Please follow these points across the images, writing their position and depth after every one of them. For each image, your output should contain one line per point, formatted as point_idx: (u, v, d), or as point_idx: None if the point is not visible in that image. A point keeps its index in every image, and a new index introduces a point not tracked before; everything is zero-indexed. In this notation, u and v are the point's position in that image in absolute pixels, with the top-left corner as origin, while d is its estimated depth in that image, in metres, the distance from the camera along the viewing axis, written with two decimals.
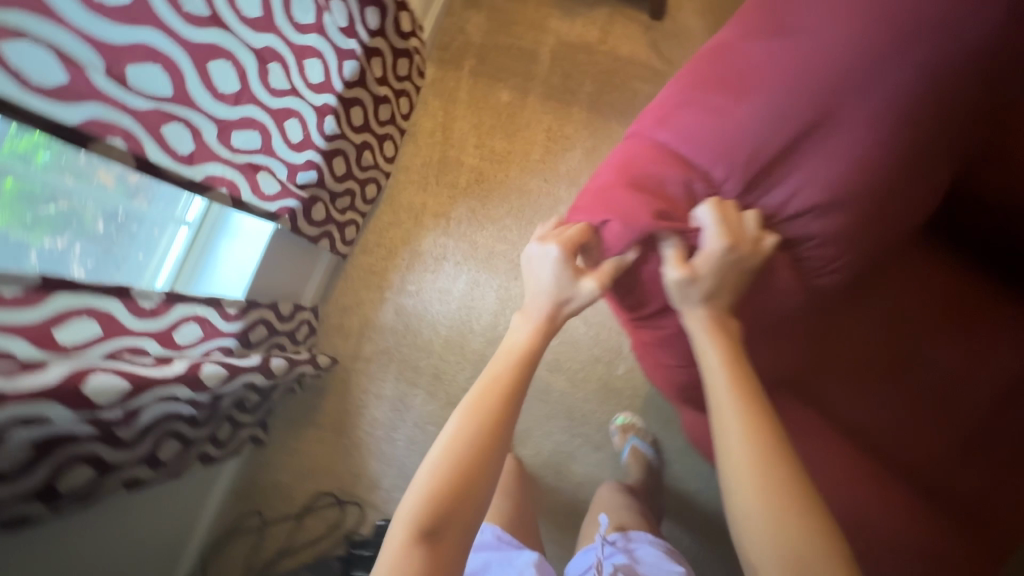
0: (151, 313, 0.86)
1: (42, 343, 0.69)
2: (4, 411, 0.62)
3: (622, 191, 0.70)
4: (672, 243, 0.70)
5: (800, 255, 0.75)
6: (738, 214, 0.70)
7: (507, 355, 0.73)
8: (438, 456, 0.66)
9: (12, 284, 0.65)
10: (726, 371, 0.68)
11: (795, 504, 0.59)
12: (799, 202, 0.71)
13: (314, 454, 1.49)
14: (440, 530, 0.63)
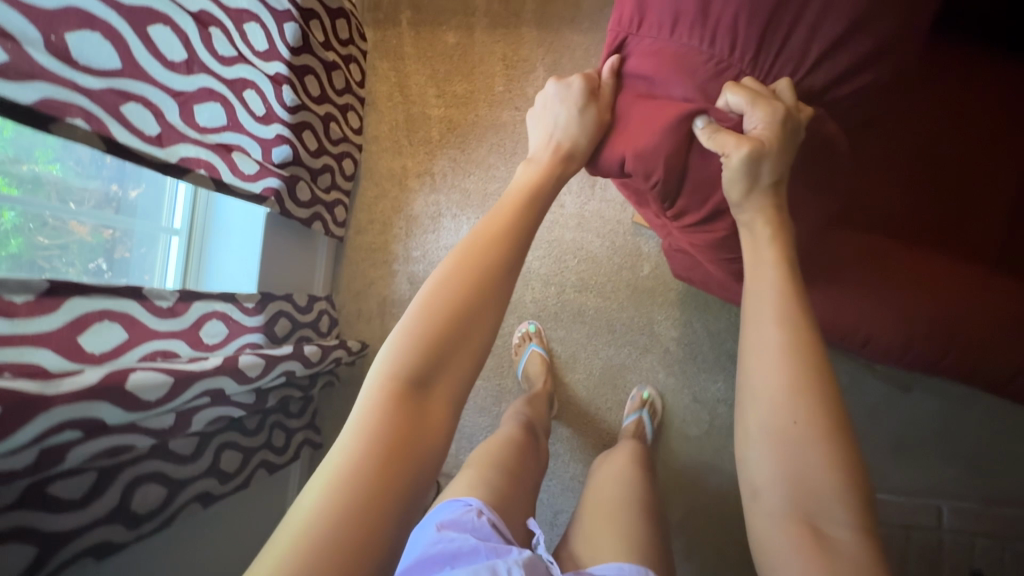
0: (170, 313, 0.83)
1: (67, 352, 0.65)
2: (53, 417, 0.58)
3: (644, 113, 0.63)
4: (711, 136, 0.60)
5: (831, 100, 0.63)
6: (764, 87, 0.60)
7: (510, 200, 0.65)
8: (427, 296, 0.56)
9: (21, 293, 0.61)
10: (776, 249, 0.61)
11: (809, 379, 0.52)
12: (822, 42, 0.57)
13: None
14: (433, 380, 0.53)
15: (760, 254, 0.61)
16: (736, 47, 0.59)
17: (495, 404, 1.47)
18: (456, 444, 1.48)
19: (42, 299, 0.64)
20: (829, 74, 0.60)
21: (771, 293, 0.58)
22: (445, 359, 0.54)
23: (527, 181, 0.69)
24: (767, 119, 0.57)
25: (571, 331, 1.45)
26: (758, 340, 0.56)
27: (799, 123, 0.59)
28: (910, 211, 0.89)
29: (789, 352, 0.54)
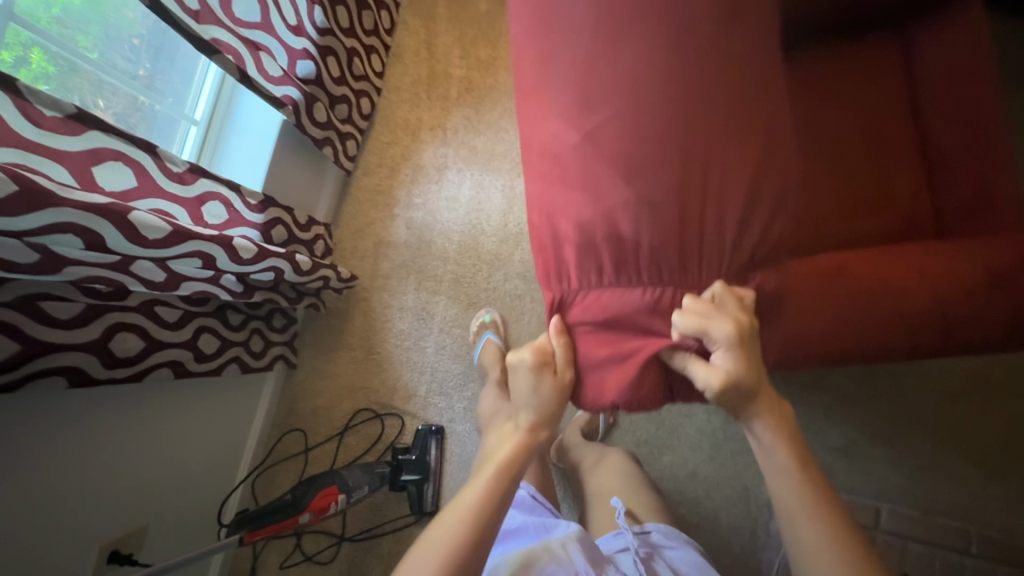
0: (177, 178, 0.88)
1: (80, 176, 0.71)
2: (62, 215, 0.63)
3: (613, 360, 0.70)
4: (688, 362, 0.69)
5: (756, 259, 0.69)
6: (706, 302, 0.66)
7: (501, 464, 0.77)
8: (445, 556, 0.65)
9: (51, 109, 0.67)
10: (786, 454, 0.70)
11: (824, 512, 0.67)
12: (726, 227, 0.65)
13: (348, 375, 1.51)
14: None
15: (776, 461, 0.70)
16: (663, 272, 0.67)
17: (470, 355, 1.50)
18: (426, 391, 1.48)
19: (67, 122, 0.69)
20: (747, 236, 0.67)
21: (791, 493, 0.68)
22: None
23: (511, 452, 0.79)
24: (725, 342, 0.65)
25: None
26: (805, 530, 0.66)
27: (751, 325, 0.66)
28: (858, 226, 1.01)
29: (832, 536, 0.65)
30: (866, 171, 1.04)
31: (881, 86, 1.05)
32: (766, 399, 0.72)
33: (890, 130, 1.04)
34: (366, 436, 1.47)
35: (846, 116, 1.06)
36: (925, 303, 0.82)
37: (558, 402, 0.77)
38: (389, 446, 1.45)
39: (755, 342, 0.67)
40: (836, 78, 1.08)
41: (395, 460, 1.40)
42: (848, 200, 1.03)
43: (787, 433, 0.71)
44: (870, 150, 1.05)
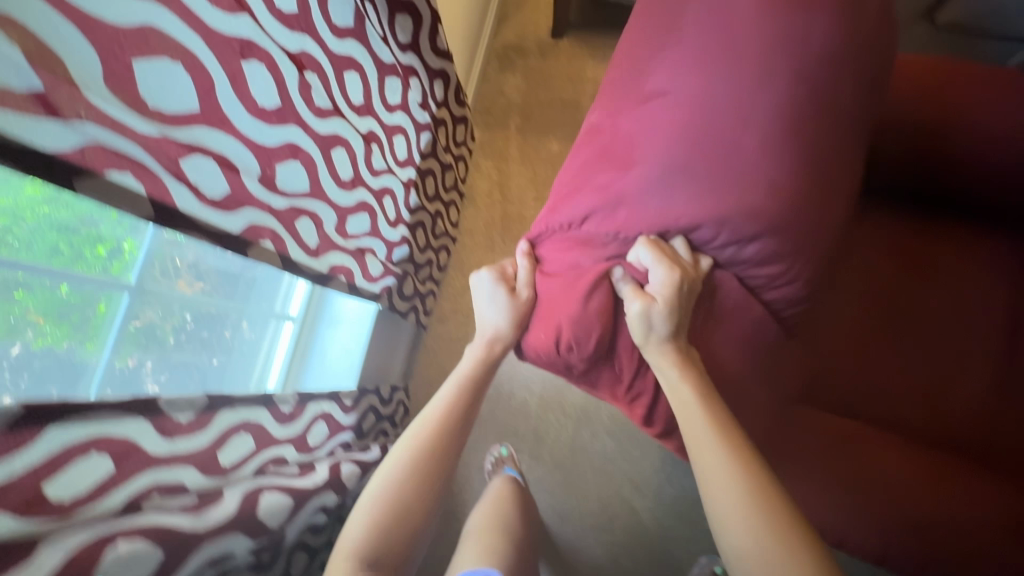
0: (289, 417, 0.82)
1: (206, 468, 0.64)
2: (201, 554, 0.59)
3: (560, 286, 0.71)
4: (622, 283, 0.69)
5: (742, 276, 0.72)
6: (670, 249, 0.68)
7: (446, 401, 0.74)
8: (369, 509, 0.65)
9: (184, 411, 0.60)
10: (693, 390, 0.63)
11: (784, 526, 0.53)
12: (726, 235, 0.68)
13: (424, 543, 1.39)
14: (384, 553, 0.63)
15: (683, 396, 0.63)
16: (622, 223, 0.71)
17: (559, 520, 1.37)
18: None
19: (201, 414, 0.63)
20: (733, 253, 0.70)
21: (702, 421, 0.61)
22: (395, 534, 0.64)
23: (469, 373, 0.77)
24: (668, 278, 0.64)
25: (648, 453, 1.38)
26: (712, 462, 0.58)
27: (694, 282, 0.67)
28: (900, 390, 0.87)
29: (742, 472, 0.57)
30: (914, 328, 0.90)
31: (953, 261, 0.93)
32: (691, 360, 0.67)
33: (946, 304, 0.91)
34: None
35: (907, 257, 0.95)
36: (921, 509, 0.72)
37: (513, 324, 0.75)
38: None
39: (691, 297, 0.68)
40: (899, 231, 0.97)
41: None
42: (891, 347, 0.90)
43: (694, 370, 0.66)
44: (924, 304, 0.91)
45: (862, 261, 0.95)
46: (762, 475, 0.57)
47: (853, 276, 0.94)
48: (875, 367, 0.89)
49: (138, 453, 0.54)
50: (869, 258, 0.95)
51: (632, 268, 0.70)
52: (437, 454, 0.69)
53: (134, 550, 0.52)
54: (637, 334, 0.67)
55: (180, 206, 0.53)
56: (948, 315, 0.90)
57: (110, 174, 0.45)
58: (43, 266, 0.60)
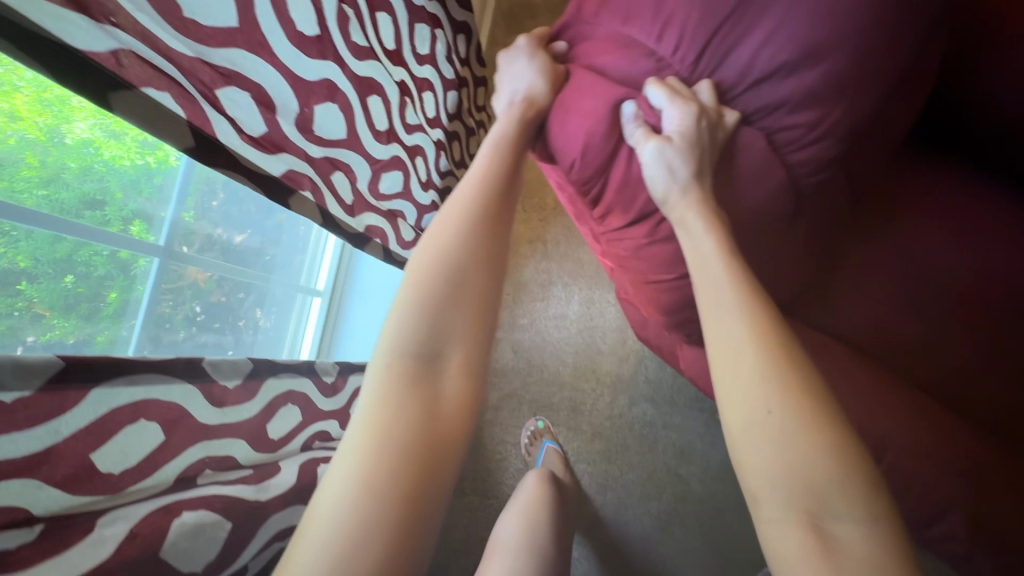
0: (333, 389, 0.78)
1: (256, 440, 0.64)
2: (265, 529, 0.61)
3: (564, 106, 0.62)
4: (633, 118, 0.59)
5: (772, 135, 0.59)
6: (689, 89, 0.58)
7: (474, 182, 0.55)
8: (415, 316, 0.45)
9: (229, 377, 0.60)
10: (717, 243, 0.53)
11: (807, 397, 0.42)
12: (766, 56, 0.54)
13: (464, 525, 1.36)
14: (441, 356, 0.46)
15: (704, 251, 0.53)
16: (662, 36, 0.59)
17: (601, 492, 1.33)
18: None
19: (246, 382, 0.62)
20: (770, 95, 0.57)
21: (726, 283, 0.50)
22: (450, 333, 0.46)
23: (491, 156, 0.58)
24: (683, 109, 0.55)
25: (693, 419, 1.32)
26: (728, 344, 0.46)
27: (717, 125, 0.56)
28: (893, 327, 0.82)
29: (771, 344, 0.45)
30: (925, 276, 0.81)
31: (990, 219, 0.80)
32: (711, 199, 0.57)
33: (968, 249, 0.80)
34: None
35: (928, 190, 0.83)
36: None
37: (549, 87, 0.63)
38: None
39: (711, 146, 0.57)
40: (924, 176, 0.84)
41: None
42: (894, 281, 0.83)
43: (716, 210, 0.56)
44: (944, 257, 0.81)
45: (886, 189, 0.83)
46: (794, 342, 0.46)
47: (872, 207, 0.83)
48: (873, 299, 0.83)
49: (187, 420, 0.54)
50: (891, 192, 0.83)
51: (645, 107, 0.59)
52: (493, 229, 0.52)
53: (198, 519, 0.53)
54: (662, 180, 0.57)
55: (222, 139, 0.47)
56: (974, 268, 0.79)
57: (147, 90, 0.39)
58: (48, 258, 0.61)
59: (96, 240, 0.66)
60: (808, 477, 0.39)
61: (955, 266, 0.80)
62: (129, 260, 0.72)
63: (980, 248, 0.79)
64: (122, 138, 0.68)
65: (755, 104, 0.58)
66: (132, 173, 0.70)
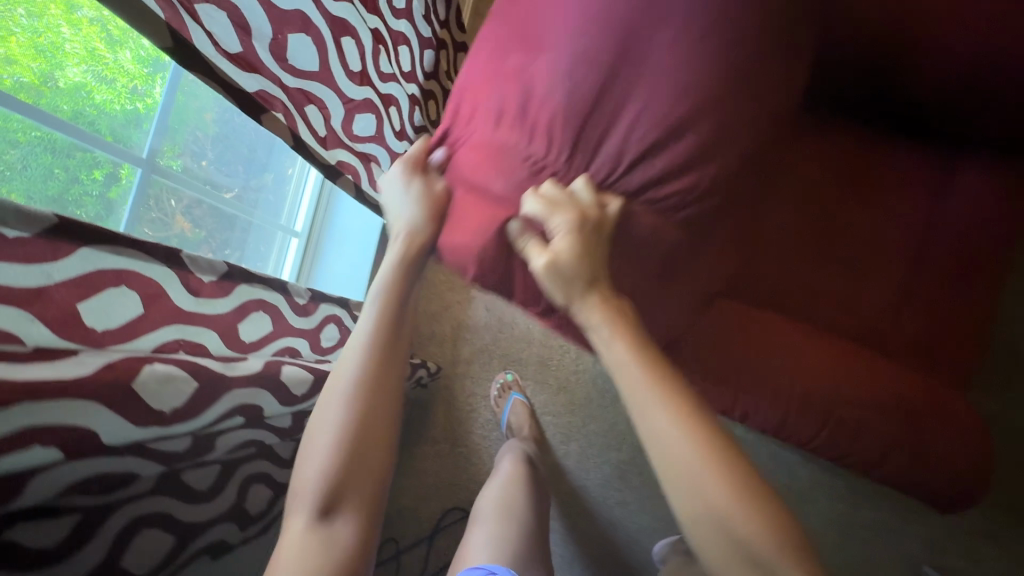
0: (302, 309, 0.84)
1: (227, 336, 0.68)
2: (224, 402, 0.61)
3: (467, 208, 0.65)
4: (518, 227, 0.61)
5: (657, 200, 0.60)
6: (567, 191, 0.58)
7: (362, 342, 0.64)
8: (315, 489, 0.60)
9: (207, 272, 0.66)
10: (627, 349, 0.55)
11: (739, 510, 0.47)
12: (628, 148, 0.57)
13: (434, 470, 1.43)
14: (338, 509, 0.60)
15: (617, 356, 0.55)
16: (530, 134, 0.60)
17: (564, 442, 1.40)
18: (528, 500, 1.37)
19: (220, 281, 0.68)
20: (646, 175, 0.58)
21: (648, 400, 0.52)
22: (348, 486, 0.61)
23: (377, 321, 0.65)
24: (564, 228, 0.56)
25: None
26: (682, 462, 0.49)
27: (603, 227, 0.57)
28: (814, 280, 0.92)
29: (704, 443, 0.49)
30: (839, 231, 0.94)
31: (884, 180, 0.93)
32: (615, 305, 0.58)
33: (865, 203, 0.94)
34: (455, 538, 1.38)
35: (829, 159, 0.95)
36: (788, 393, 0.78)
37: (426, 214, 0.67)
38: None
39: (600, 243, 0.58)
40: (822, 144, 0.95)
41: None
42: (805, 236, 0.94)
43: (625, 322, 0.57)
44: (848, 216, 0.94)
45: (794, 157, 0.94)
46: (719, 434, 0.50)
47: (782, 174, 0.94)
48: (791, 254, 0.93)
49: (163, 298, 0.60)
50: (798, 157, 0.95)
51: (528, 219, 0.60)
52: (385, 384, 0.63)
53: (167, 370, 0.55)
54: (561, 293, 0.58)
55: (199, 47, 0.54)
56: (875, 220, 0.93)
57: None
58: (44, 185, 0.68)
59: (88, 178, 0.74)
60: (759, 559, 0.46)
61: (861, 221, 0.93)
62: (116, 202, 0.80)
63: (877, 201, 0.93)
64: (114, 84, 0.75)
65: (632, 185, 0.59)
66: (122, 118, 0.77)
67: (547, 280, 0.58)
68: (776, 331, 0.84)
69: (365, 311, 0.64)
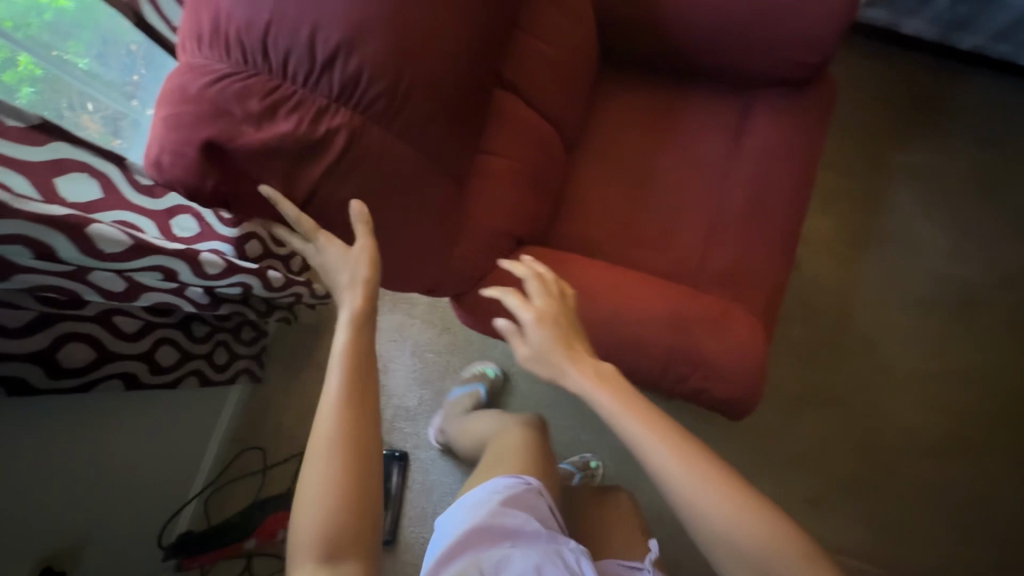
0: (146, 190, 0.86)
1: (41, 187, 0.71)
2: (5, 225, 0.63)
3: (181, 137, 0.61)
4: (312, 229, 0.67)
5: (363, 104, 0.67)
6: (528, 269, 0.78)
7: (340, 392, 0.66)
8: (318, 536, 0.62)
9: (14, 119, 0.69)
10: (610, 400, 0.72)
11: (750, 509, 0.66)
12: (320, 45, 0.62)
13: (315, 393, 1.47)
14: (342, 557, 0.63)
15: (607, 412, 0.72)
16: (246, 56, 0.62)
17: (440, 379, 1.48)
18: (395, 424, 1.46)
19: (31, 131, 0.71)
20: (344, 72, 0.64)
21: (641, 438, 0.70)
22: (349, 537, 0.63)
23: (344, 382, 0.67)
24: (524, 305, 0.75)
25: None
26: (691, 489, 0.67)
27: (568, 299, 0.79)
28: (633, 212, 1.09)
29: (727, 500, 0.66)
30: (650, 175, 1.10)
31: (682, 125, 1.11)
32: (581, 356, 0.74)
33: (670, 143, 1.11)
34: None
35: (640, 113, 1.13)
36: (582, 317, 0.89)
37: (365, 258, 0.68)
38: None
39: (570, 321, 0.77)
40: (630, 101, 1.13)
41: None
42: (621, 174, 1.10)
43: (606, 378, 0.73)
44: (660, 159, 1.10)
45: (600, 110, 1.13)
46: (736, 488, 0.67)
47: (595, 121, 1.12)
48: (612, 188, 1.10)
49: None
50: (606, 109, 1.13)
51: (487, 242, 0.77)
52: (361, 426, 0.66)
53: None
54: (549, 377, 0.75)
55: None
56: (682, 162, 1.10)
57: None
58: None
59: None
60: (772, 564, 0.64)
61: (666, 162, 1.10)
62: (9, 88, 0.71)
63: (680, 142, 1.10)
64: None
65: (335, 86, 0.65)
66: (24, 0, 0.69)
67: (528, 362, 0.76)
68: (586, 261, 0.97)
69: (336, 360, 0.67)
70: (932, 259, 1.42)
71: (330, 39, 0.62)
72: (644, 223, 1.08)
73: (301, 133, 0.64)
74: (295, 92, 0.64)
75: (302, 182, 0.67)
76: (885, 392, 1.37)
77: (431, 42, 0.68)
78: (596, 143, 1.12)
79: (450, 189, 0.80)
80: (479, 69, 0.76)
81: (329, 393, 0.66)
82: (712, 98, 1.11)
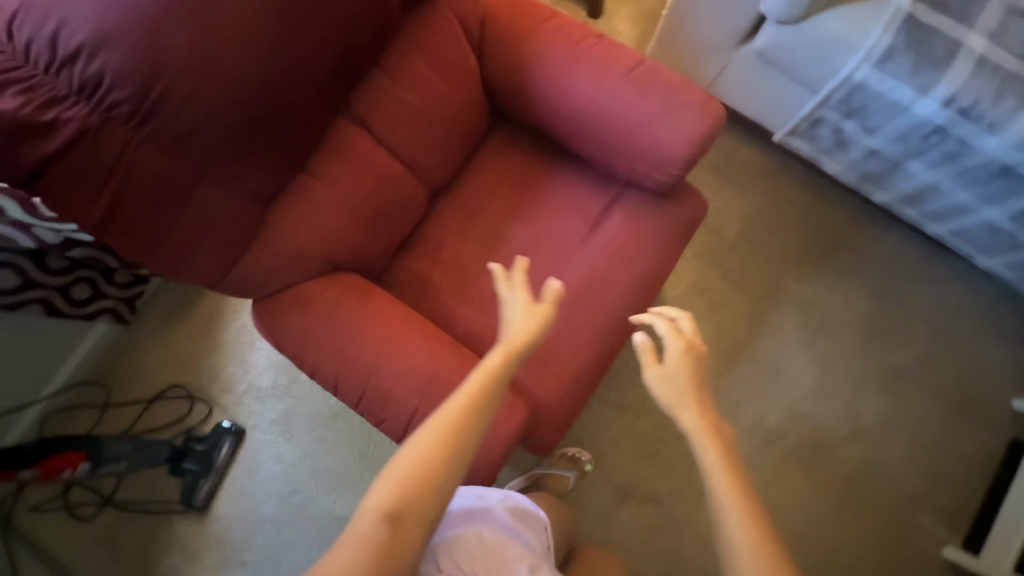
0: None
1: None
2: None
3: None
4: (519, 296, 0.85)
5: (109, 105, 0.66)
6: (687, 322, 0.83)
7: (472, 390, 0.75)
8: (392, 487, 0.67)
9: None
10: (716, 452, 0.71)
11: None
12: (64, 36, 0.63)
13: (178, 348, 1.50)
14: (402, 516, 0.66)
15: (707, 457, 0.71)
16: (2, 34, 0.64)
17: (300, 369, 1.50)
18: (240, 398, 1.48)
19: None
20: (85, 71, 0.64)
21: (722, 490, 0.68)
22: (416, 502, 0.67)
23: (476, 389, 0.76)
24: (677, 345, 0.79)
25: None
26: (736, 540, 0.65)
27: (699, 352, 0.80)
28: (475, 270, 1.07)
29: (759, 551, 0.64)
30: (503, 239, 1.08)
31: (551, 199, 1.10)
32: (707, 404, 0.76)
33: (533, 213, 1.09)
34: (171, 412, 1.47)
35: (516, 177, 1.11)
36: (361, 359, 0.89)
37: (537, 316, 0.82)
38: (185, 430, 1.44)
39: (703, 367, 0.79)
40: (510, 162, 1.12)
41: (183, 445, 1.42)
42: (477, 231, 1.09)
43: (718, 431, 0.74)
44: (517, 227, 1.09)
45: (479, 163, 1.12)
46: (771, 547, 0.65)
47: (469, 173, 1.12)
48: (465, 242, 1.08)
49: None
50: (484, 164, 1.12)
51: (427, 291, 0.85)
52: (468, 422, 0.73)
53: None
54: (665, 403, 0.76)
55: None
56: (537, 235, 1.08)
57: None
58: None
59: None
60: None
61: (523, 230, 1.09)
62: None
63: (543, 215, 1.09)
64: None
65: (79, 78, 0.64)
66: None
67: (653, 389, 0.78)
68: (395, 304, 0.95)
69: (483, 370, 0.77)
70: (795, 392, 1.43)
71: (75, 36, 0.63)
72: (484, 283, 1.07)
73: (25, 114, 0.63)
74: (36, 77, 0.65)
75: (26, 157, 0.64)
76: (711, 508, 1.37)
77: (203, 61, 0.67)
78: (463, 195, 1.11)
79: (239, 206, 0.80)
80: (278, 100, 0.76)
81: (468, 384, 0.76)
82: (586, 183, 1.10)
